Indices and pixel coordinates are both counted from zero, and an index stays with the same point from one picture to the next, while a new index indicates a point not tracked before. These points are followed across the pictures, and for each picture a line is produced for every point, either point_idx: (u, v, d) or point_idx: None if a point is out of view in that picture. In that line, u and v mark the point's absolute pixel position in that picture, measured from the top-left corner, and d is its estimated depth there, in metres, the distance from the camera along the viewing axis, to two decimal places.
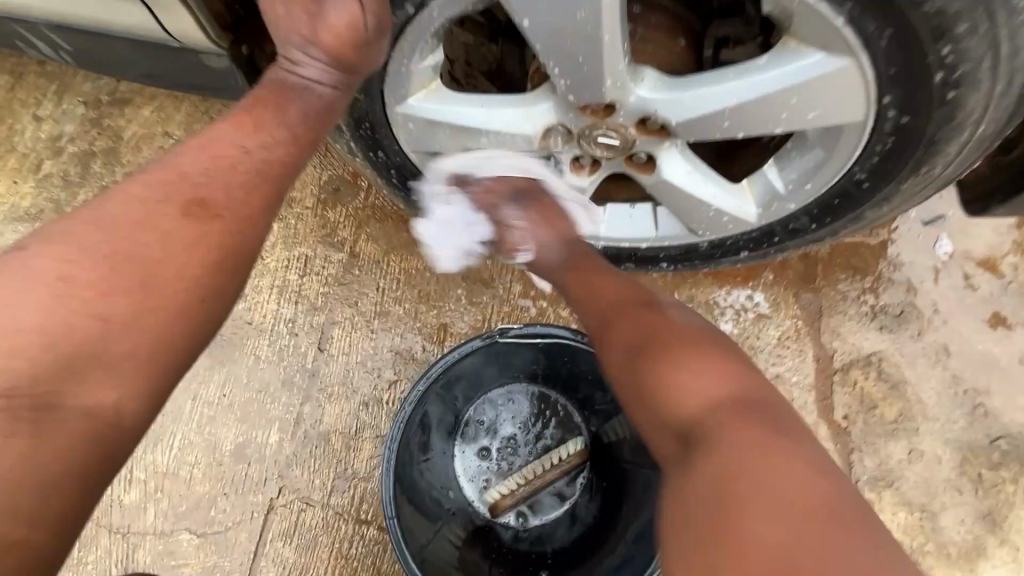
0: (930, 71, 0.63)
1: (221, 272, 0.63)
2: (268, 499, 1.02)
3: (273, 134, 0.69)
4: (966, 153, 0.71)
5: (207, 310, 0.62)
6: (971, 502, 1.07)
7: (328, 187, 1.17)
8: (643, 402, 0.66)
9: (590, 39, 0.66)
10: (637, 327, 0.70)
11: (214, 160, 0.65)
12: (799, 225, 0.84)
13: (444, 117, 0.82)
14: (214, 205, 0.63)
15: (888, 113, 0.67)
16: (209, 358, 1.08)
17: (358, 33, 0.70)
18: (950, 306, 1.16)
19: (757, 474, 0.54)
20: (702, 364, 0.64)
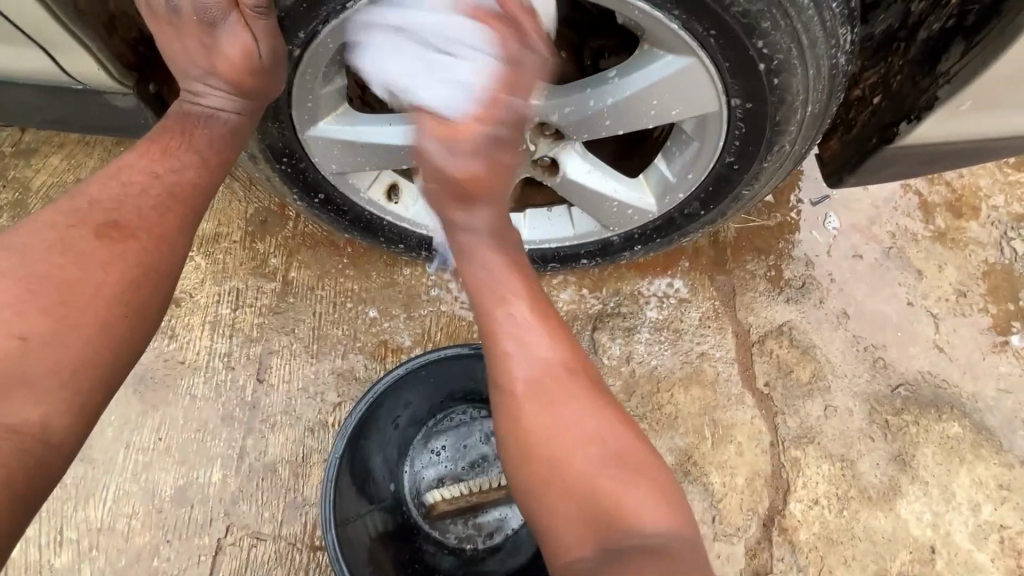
0: (753, 63, 0.67)
1: (142, 289, 0.63)
2: (214, 540, 1.01)
3: (182, 158, 0.70)
4: (805, 131, 0.76)
5: (132, 326, 0.62)
6: (884, 447, 1.18)
7: (255, 219, 1.18)
8: (537, 430, 0.68)
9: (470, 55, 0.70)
10: (553, 414, 0.69)
11: (126, 187, 0.66)
12: (693, 210, 0.90)
13: (350, 137, 0.82)
14: (127, 227, 0.64)
15: (734, 101, 0.72)
16: (141, 403, 1.07)
17: (253, 61, 0.69)
18: (842, 276, 1.29)
19: (678, 574, 0.59)
20: (623, 467, 0.66)
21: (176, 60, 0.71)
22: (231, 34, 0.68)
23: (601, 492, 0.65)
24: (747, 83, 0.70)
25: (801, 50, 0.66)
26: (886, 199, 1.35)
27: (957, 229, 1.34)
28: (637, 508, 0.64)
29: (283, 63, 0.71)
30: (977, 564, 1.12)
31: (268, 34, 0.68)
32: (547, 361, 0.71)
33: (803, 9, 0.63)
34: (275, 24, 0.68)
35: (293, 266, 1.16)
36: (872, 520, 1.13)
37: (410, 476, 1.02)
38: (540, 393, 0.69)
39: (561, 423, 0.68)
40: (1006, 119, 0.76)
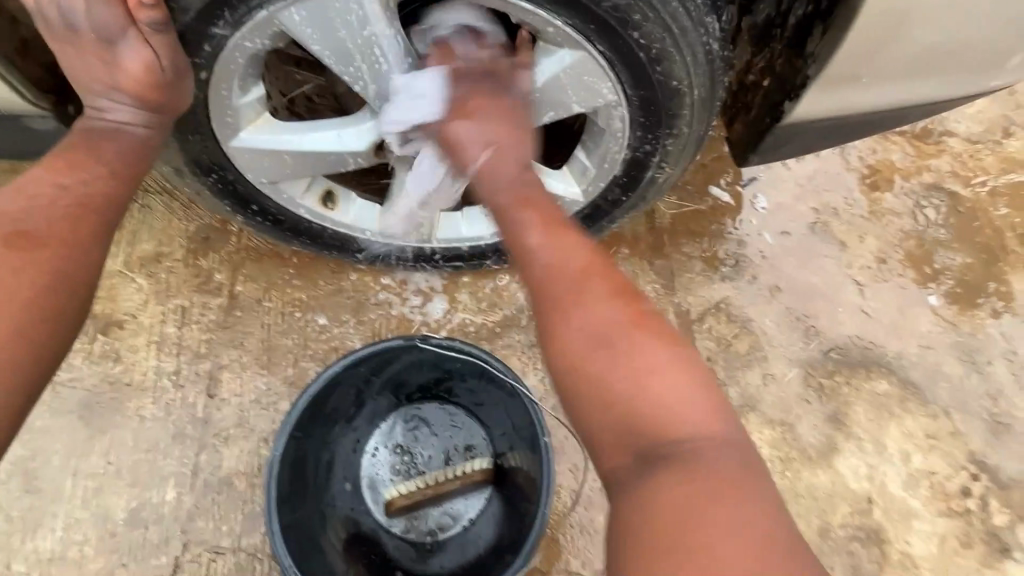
0: (634, 53, 0.73)
1: (58, 293, 0.64)
2: (173, 558, 1.00)
3: (90, 171, 0.71)
4: (698, 114, 0.81)
5: (51, 328, 0.63)
6: (820, 408, 1.25)
7: (196, 236, 1.18)
8: (580, 360, 0.64)
9: (374, 57, 0.74)
10: (581, 317, 0.65)
11: (33, 200, 0.67)
12: (614, 196, 0.95)
13: (275, 145, 0.83)
14: (37, 236, 0.65)
15: (627, 89, 0.77)
16: (88, 428, 1.05)
17: (154, 75, 0.70)
18: (773, 253, 1.37)
19: (730, 486, 0.56)
20: (659, 377, 0.61)
21: (80, 78, 0.72)
22: (130, 50, 0.70)
23: (643, 413, 0.60)
24: (633, 71, 0.75)
25: (676, 39, 0.71)
26: (808, 177, 1.44)
27: (874, 202, 1.44)
28: (685, 420, 0.59)
29: (187, 77, 0.72)
30: (912, 510, 1.20)
31: (168, 48, 0.69)
32: (580, 267, 0.68)
33: (668, 0, 0.68)
34: (176, 39, 0.69)
35: (238, 281, 1.16)
36: (813, 478, 1.20)
37: (369, 465, 1.05)
38: (565, 302, 0.66)
39: (594, 340, 0.64)
40: (888, 98, 0.83)
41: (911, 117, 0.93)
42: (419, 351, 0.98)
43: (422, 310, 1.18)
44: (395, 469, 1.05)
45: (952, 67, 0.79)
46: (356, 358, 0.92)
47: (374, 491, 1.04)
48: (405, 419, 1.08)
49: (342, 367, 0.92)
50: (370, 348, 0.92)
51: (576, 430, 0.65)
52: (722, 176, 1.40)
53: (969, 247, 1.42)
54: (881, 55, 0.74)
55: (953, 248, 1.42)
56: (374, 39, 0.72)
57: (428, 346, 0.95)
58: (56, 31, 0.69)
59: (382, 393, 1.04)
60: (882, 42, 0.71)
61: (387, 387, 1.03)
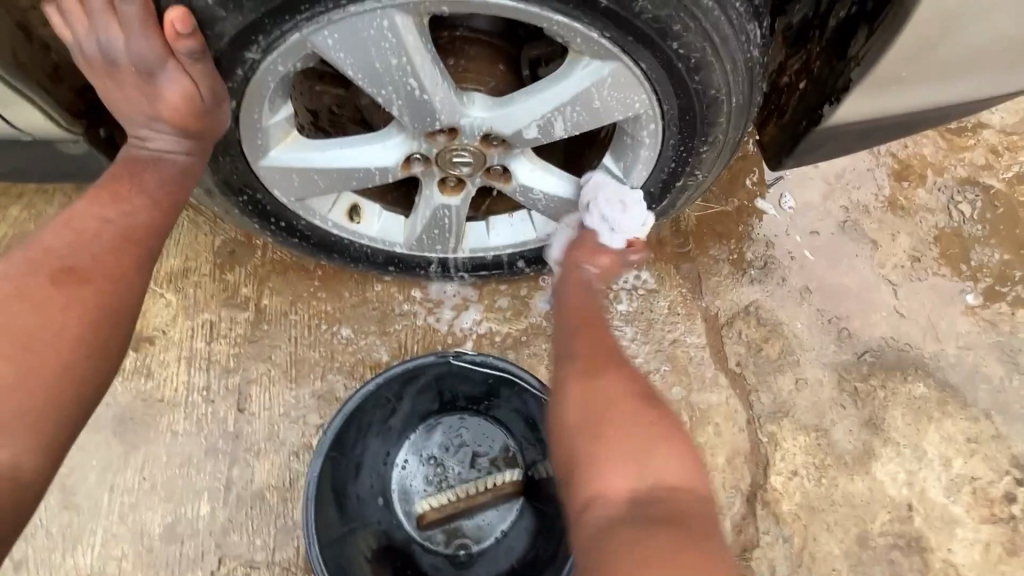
0: (673, 63, 0.71)
1: (103, 330, 0.65)
2: (208, 572, 1.01)
3: (132, 201, 0.71)
4: (735, 121, 0.79)
5: (97, 365, 0.64)
6: (855, 413, 1.22)
7: (222, 251, 1.18)
8: (588, 408, 0.71)
9: (406, 74, 0.72)
10: (602, 383, 0.73)
11: (78, 233, 0.67)
12: (644, 204, 0.93)
13: (302, 163, 0.83)
14: (83, 271, 0.66)
15: (664, 98, 0.75)
16: (123, 444, 1.07)
17: (196, 103, 0.70)
18: (802, 254, 1.34)
19: (704, 546, 0.57)
20: (656, 439, 0.67)
21: (120, 110, 0.72)
22: (167, 79, 0.69)
23: (639, 464, 0.65)
24: (670, 81, 0.73)
25: (716, 47, 0.70)
26: (837, 174, 1.40)
27: (906, 198, 1.40)
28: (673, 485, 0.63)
29: (225, 104, 0.73)
30: (954, 517, 1.17)
31: (208, 75, 0.69)
32: (608, 354, 0.78)
33: (710, 9, 0.66)
34: (213, 65, 0.69)
35: (265, 294, 1.17)
36: (849, 485, 1.17)
37: (400, 477, 1.05)
38: (594, 365, 0.76)
39: (609, 396, 0.72)
40: (931, 97, 0.80)
41: (951, 117, 0.90)
42: (451, 367, 1.00)
43: (447, 320, 1.17)
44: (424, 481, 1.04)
45: (998, 60, 0.76)
46: (391, 374, 0.94)
47: (407, 502, 1.03)
48: (439, 429, 1.07)
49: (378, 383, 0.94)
50: (403, 365, 0.95)
51: (569, 476, 0.68)
52: (748, 175, 1.37)
53: (1007, 243, 1.38)
54: (929, 51, 0.71)
55: (990, 245, 1.37)
56: (409, 56, 0.71)
57: (460, 361, 0.98)
58: (94, 66, 0.69)
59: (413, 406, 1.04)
60: (929, 38, 0.69)
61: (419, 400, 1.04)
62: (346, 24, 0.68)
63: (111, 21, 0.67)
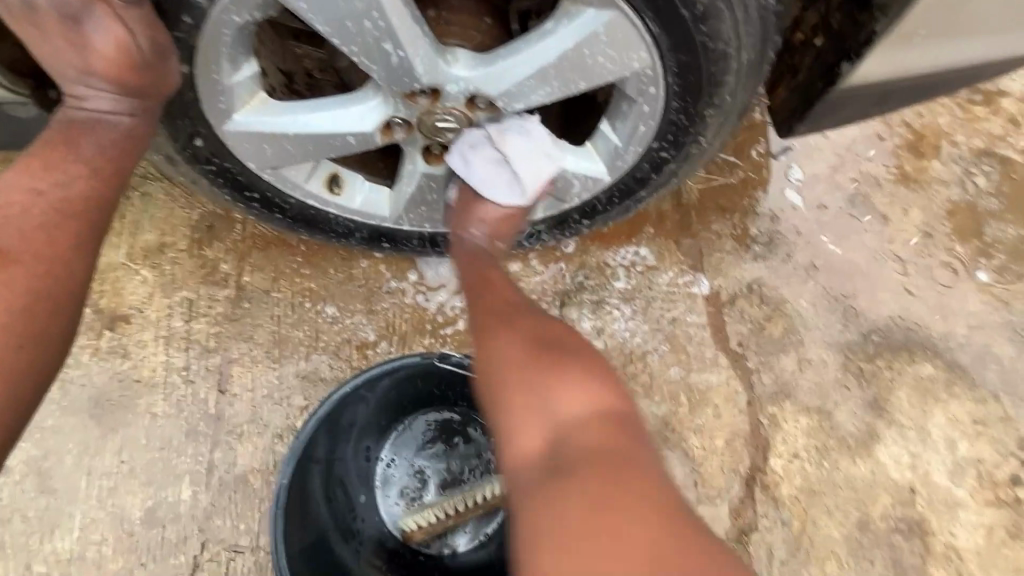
0: (677, 10, 0.64)
1: (37, 315, 0.60)
2: (191, 557, 0.99)
3: (67, 170, 0.65)
4: (743, 80, 0.72)
5: (34, 354, 0.60)
6: (859, 394, 1.18)
7: (200, 226, 1.12)
8: (501, 367, 0.71)
9: (378, 24, 0.65)
10: (511, 342, 0.73)
11: (5, 210, 0.62)
12: (644, 173, 0.86)
13: (271, 128, 0.77)
14: (9, 252, 0.61)
15: (667, 53, 0.69)
16: (100, 427, 1.03)
17: (130, 54, 0.64)
18: (809, 228, 1.28)
19: (611, 476, 0.60)
20: (564, 383, 0.68)
21: (50, 65, 0.66)
22: (99, 26, 0.64)
23: (552, 412, 0.66)
24: (673, 32, 0.66)
25: None
26: (848, 145, 1.33)
27: (919, 170, 1.33)
28: (583, 425, 0.65)
29: (170, 57, 0.66)
30: (957, 500, 1.14)
31: (145, 24, 0.64)
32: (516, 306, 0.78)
33: None
34: (152, 13, 0.64)
35: (245, 271, 1.11)
36: (851, 468, 1.14)
37: (383, 473, 1.01)
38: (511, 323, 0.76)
39: (520, 349, 0.72)
40: (959, 55, 0.73)
41: (977, 79, 0.83)
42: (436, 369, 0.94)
43: (436, 299, 1.12)
44: (406, 492, 1.01)
45: None
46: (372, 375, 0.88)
47: (390, 500, 1.00)
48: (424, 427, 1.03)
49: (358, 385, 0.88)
50: (388, 365, 0.88)
51: (502, 439, 0.68)
52: (753, 146, 1.30)
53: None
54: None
55: (1005, 220, 1.31)
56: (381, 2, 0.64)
57: (445, 364, 0.92)
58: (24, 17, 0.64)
59: (397, 406, 1.00)
60: None
61: (402, 400, 0.99)
62: None
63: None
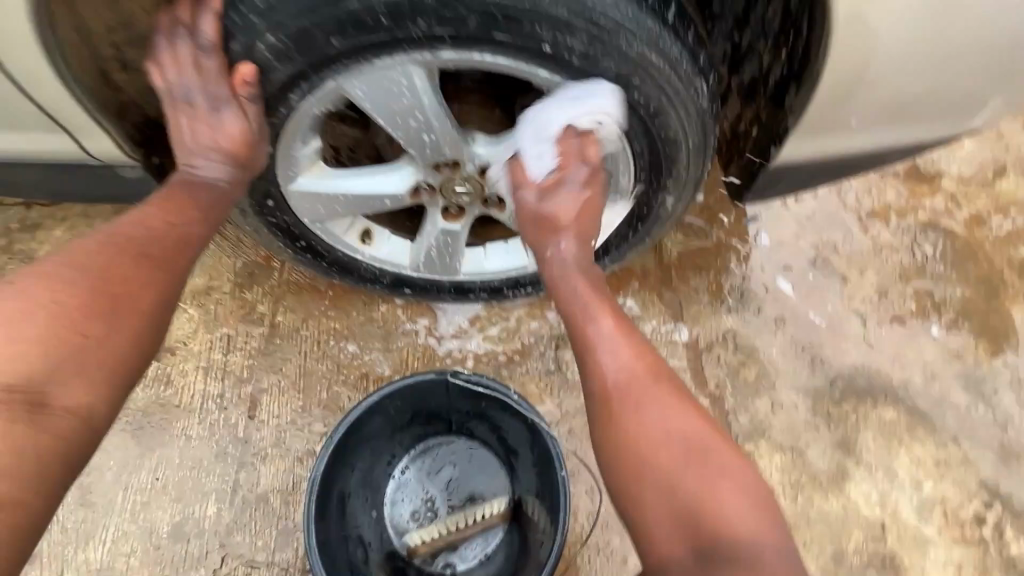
0: (637, 110, 0.84)
1: (164, 312, 0.79)
2: (211, 570, 1.07)
3: (190, 213, 0.86)
4: (694, 158, 0.92)
5: (155, 338, 0.78)
6: (828, 435, 1.29)
7: (243, 271, 1.29)
8: (645, 438, 0.77)
9: (415, 115, 0.86)
10: (653, 415, 0.78)
11: (150, 229, 0.82)
12: (622, 233, 1.06)
13: (324, 189, 0.96)
14: (158, 259, 0.80)
15: (633, 139, 0.88)
16: (139, 446, 1.14)
17: (245, 138, 0.85)
18: (776, 286, 1.45)
19: None
20: (711, 474, 0.73)
21: (187, 140, 0.88)
22: (229, 117, 0.84)
23: (699, 501, 0.71)
24: (635, 125, 0.86)
25: (669, 98, 0.82)
26: (807, 215, 1.53)
27: (872, 238, 1.52)
28: (732, 521, 0.69)
29: (265, 139, 0.88)
30: (925, 537, 1.22)
31: (259, 116, 0.84)
32: (642, 370, 0.83)
33: (660, 68, 0.79)
34: (263, 108, 0.84)
35: (279, 311, 1.27)
36: (825, 503, 1.23)
37: (396, 495, 1.12)
38: (642, 397, 0.80)
39: (662, 427, 0.77)
40: (861, 143, 0.94)
41: (886, 159, 1.02)
42: (447, 388, 1.04)
43: (445, 340, 1.27)
44: (419, 514, 1.11)
45: (915, 116, 0.90)
46: (389, 391, 1.00)
47: (399, 523, 1.10)
48: (432, 457, 1.14)
49: (378, 400, 0.99)
50: (405, 382, 1.00)
51: (635, 516, 0.75)
52: (726, 214, 1.50)
53: (968, 281, 1.49)
54: (842, 101, 0.84)
55: (952, 282, 1.48)
56: (418, 101, 0.84)
57: (456, 380, 1.01)
58: (179, 105, 0.87)
59: (410, 434, 1.12)
60: (842, 92, 0.82)
61: (414, 426, 1.12)
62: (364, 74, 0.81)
63: (193, 71, 0.83)
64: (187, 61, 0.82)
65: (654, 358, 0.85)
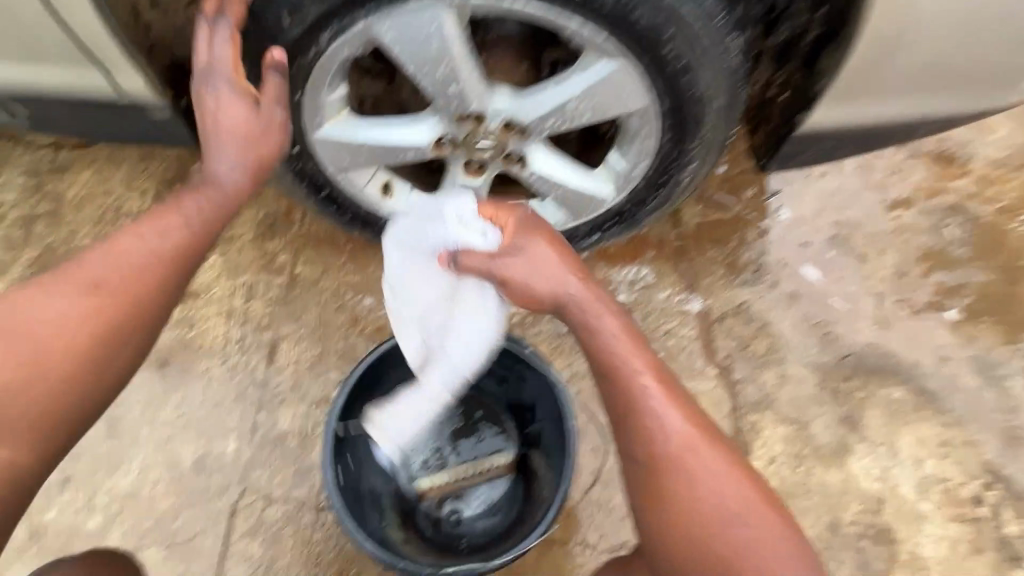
0: (667, 64, 0.83)
1: (104, 354, 0.72)
2: (231, 503, 1.12)
3: (175, 224, 0.76)
4: (722, 119, 0.91)
5: (97, 380, 0.72)
6: (833, 409, 1.30)
7: (264, 221, 1.32)
8: (699, 517, 0.73)
9: (443, 64, 0.86)
10: (708, 490, 0.74)
11: (113, 255, 0.74)
12: (643, 197, 1.05)
13: (348, 138, 0.97)
14: (104, 292, 0.72)
15: (661, 96, 0.88)
16: (164, 383, 1.19)
17: (265, 116, 0.80)
18: (792, 261, 1.44)
19: None
20: (765, 543, 0.72)
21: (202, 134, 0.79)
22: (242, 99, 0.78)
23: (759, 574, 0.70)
24: (664, 80, 0.85)
25: (701, 53, 0.82)
26: (830, 192, 1.50)
27: (895, 218, 1.50)
28: None
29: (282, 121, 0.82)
30: (923, 513, 1.24)
31: (279, 92, 0.81)
32: (690, 436, 0.76)
33: (694, 21, 0.78)
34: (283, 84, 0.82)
35: (299, 262, 1.30)
36: (826, 475, 1.25)
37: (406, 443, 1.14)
38: (694, 471, 0.74)
39: (717, 502, 0.73)
40: (893, 111, 0.92)
41: (919, 131, 1.00)
42: None
43: None
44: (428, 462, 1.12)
45: (953, 83, 0.88)
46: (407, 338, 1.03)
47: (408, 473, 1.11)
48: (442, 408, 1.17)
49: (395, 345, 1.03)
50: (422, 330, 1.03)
51: None
52: (746, 187, 1.48)
53: (990, 266, 1.46)
54: (880, 63, 0.82)
55: (973, 266, 1.46)
56: (446, 49, 0.84)
57: None
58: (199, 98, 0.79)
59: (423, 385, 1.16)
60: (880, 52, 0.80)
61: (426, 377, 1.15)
62: (394, 17, 0.81)
63: (224, 50, 0.78)
64: (222, 39, 0.78)
65: (698, 417, 0.78)
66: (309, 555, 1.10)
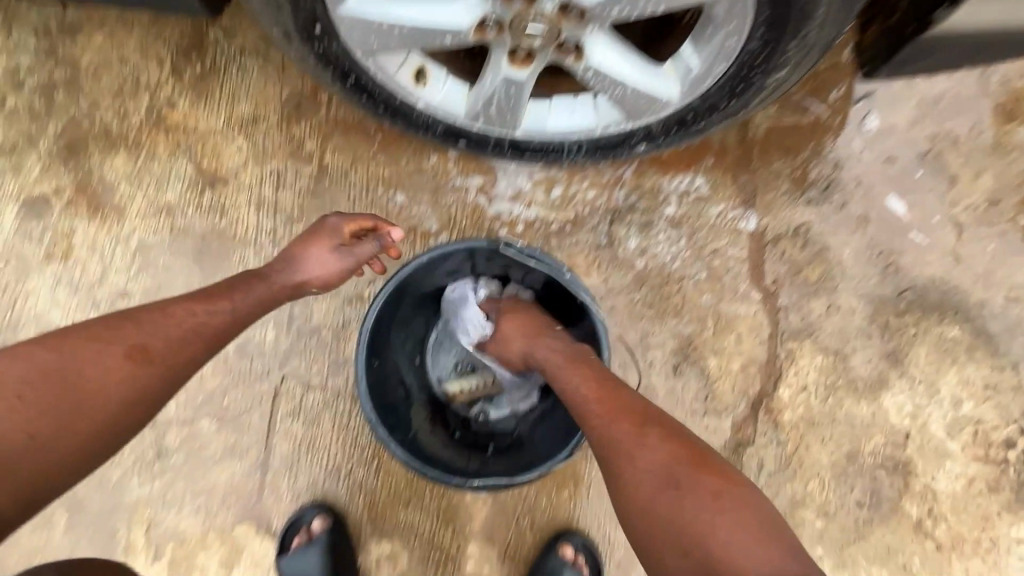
0: None
1: (133, 411, 0.76)
2: (273, 386, 1.19)
3: (220, 305, 0.87)
4: (834, 14, 0.74)
5: (113, 439, 0.74)
6: (878, 344, 1.24)
7: (290, 102, 1.22)
8: (638, 495, 0.73)
9: None
10: (641, 466, 0.74)
11: (166, 318, 0.82)
12: (714, 102, 0.90)
13: (377, 16, 0.83)
14: (151, 354, 0.78)
15: None
16: (201, 270, 1.21)
17: (339, 273, 0.99)
18: (870, 179, 1.27)
19: None
20: (703, 503, 0.69)
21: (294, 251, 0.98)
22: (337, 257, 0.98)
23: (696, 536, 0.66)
24: None
25: None
26: (934, 97, 1.28)
27: (1005, 134, 1.28)
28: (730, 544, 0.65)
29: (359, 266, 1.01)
30: (947, 451, 1.23)
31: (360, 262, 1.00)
32: (623, 423, 0.79)
33: None
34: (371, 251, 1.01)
35: (327, 151, 1.22)
36: (856, 408, 1.24)
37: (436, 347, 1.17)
38: (627, 450, 0.76)
39: (650, 473, 0.73)
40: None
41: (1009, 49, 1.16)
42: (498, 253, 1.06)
43: (494, 201, 1.22)
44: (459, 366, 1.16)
45: None
46: (443, 252, 1.02)
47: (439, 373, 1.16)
48: None
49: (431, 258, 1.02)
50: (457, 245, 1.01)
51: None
52: (834, 87, 1.27)
53: None
54: None
55: None
56: None
57: (508, 251, 1.03)
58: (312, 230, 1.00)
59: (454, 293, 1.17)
60: None
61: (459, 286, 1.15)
62: None
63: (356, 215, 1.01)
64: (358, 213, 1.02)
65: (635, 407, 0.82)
66: (346, 437, 1.19)
